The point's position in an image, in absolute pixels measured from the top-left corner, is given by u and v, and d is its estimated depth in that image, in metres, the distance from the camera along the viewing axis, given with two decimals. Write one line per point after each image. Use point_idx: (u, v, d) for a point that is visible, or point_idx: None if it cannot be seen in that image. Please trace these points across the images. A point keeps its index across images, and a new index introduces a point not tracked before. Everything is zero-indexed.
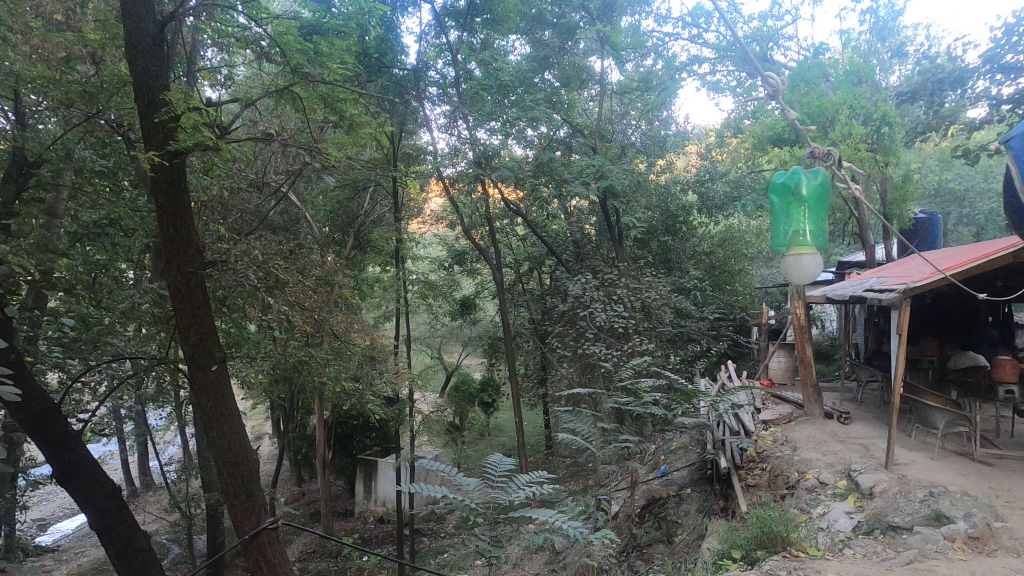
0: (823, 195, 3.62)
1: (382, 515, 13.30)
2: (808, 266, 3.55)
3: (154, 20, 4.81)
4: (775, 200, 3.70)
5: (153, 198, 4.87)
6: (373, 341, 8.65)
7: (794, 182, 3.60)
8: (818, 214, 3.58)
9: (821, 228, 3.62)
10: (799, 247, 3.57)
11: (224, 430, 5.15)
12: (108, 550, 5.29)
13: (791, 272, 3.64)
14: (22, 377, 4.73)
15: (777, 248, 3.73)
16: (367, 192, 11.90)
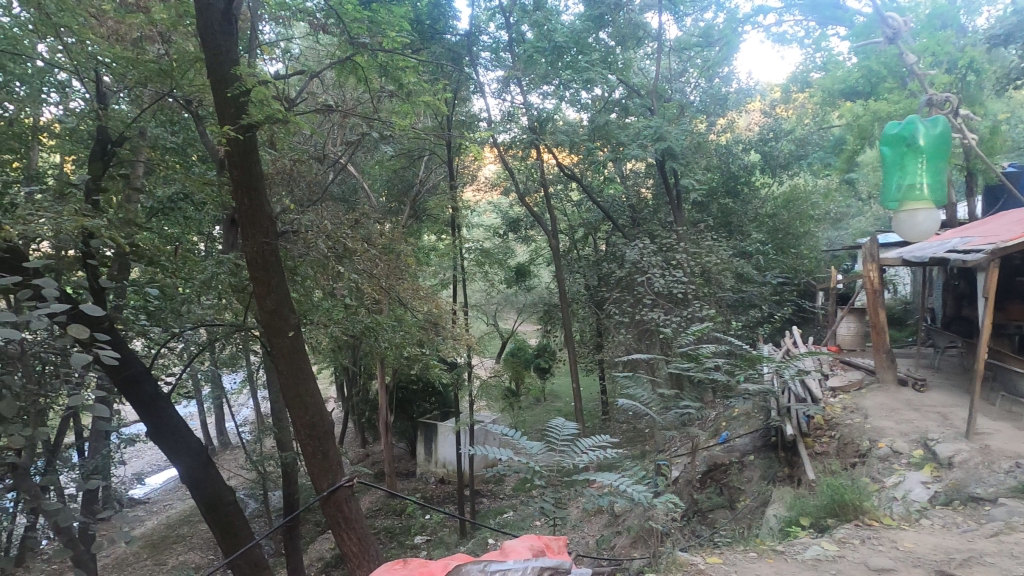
0: (941, 146, 3.62)
1: (443, 476, 13.76)
2: (923, 221, 3.61)
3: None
4: (887, 152, 3.75)
5: (227, 170, 5.06)
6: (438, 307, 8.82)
7: (910, 132, 3.62)
8: (936, 165, 3.60)
9: (938, 181, 3.65)
10: (914, 202, 3.63)
11: (300, 393, 5.41)
12: (198, 504, 5.67)
13: (904, 227, 3.71)
14: (117, 342, 5.08)
15: (888, 203, 3.78)
16: (422, 161, 12.08)
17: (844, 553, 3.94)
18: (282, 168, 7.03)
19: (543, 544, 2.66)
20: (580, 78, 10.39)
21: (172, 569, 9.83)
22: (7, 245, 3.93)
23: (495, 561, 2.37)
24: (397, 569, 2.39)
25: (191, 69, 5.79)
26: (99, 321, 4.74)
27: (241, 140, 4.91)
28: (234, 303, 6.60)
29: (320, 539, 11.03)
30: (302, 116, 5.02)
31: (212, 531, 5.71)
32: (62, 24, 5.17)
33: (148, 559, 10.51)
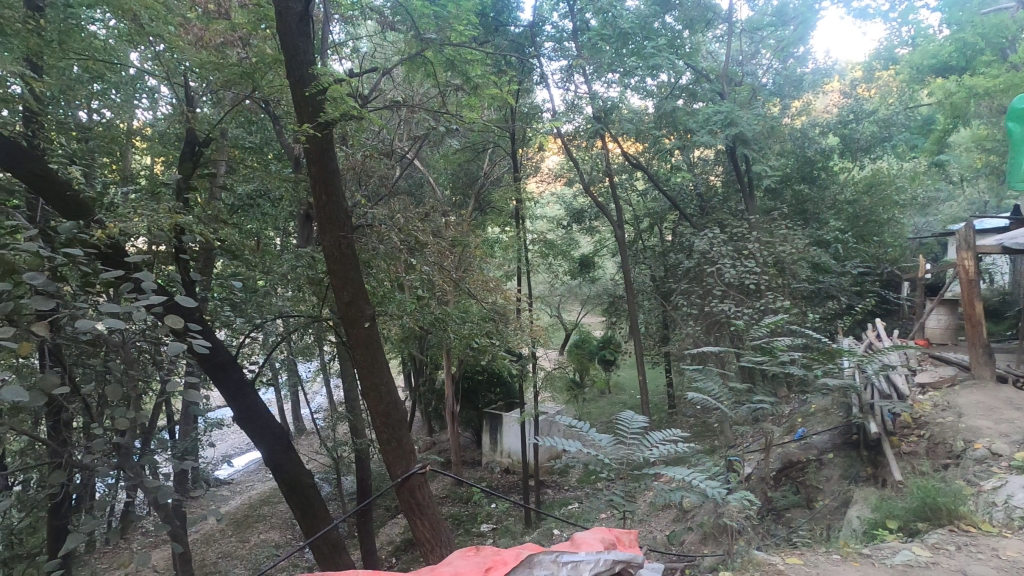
0: None
1: (508, 466, 13.90)
2: None
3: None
4: None
5: (305, 167, 5.26)
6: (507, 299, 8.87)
7: None
8: None
9: None
10: None
11: (375, 382, 5.56)
12: (280, 486, 5.96)
13: None
14: (207, 332, 5.41)
15: None
16: (486, 154, 12.20)
17: (938, 560, 3.70)
18: (354, 164, 7.26)
19: (613, 537, 2.64)
20: (645, 65, 10.09)
21: (255, 546, 10.42)
22: (111, 242, 4.24)
23: (567, 551, 2.36)
24: (470, 555, 2.42)
25: (270, 70, 6.06)
26: (191, 312, 5.05)
27: (319, 138, 5.09)
28: (311, 295, 6.88)
29: (390, 524, 11.40)
30: (375, 113, 5.17)
31: (293, 511, 6.00)
32: (153, 32, 5.50)
33: (232, 536, 11.19)
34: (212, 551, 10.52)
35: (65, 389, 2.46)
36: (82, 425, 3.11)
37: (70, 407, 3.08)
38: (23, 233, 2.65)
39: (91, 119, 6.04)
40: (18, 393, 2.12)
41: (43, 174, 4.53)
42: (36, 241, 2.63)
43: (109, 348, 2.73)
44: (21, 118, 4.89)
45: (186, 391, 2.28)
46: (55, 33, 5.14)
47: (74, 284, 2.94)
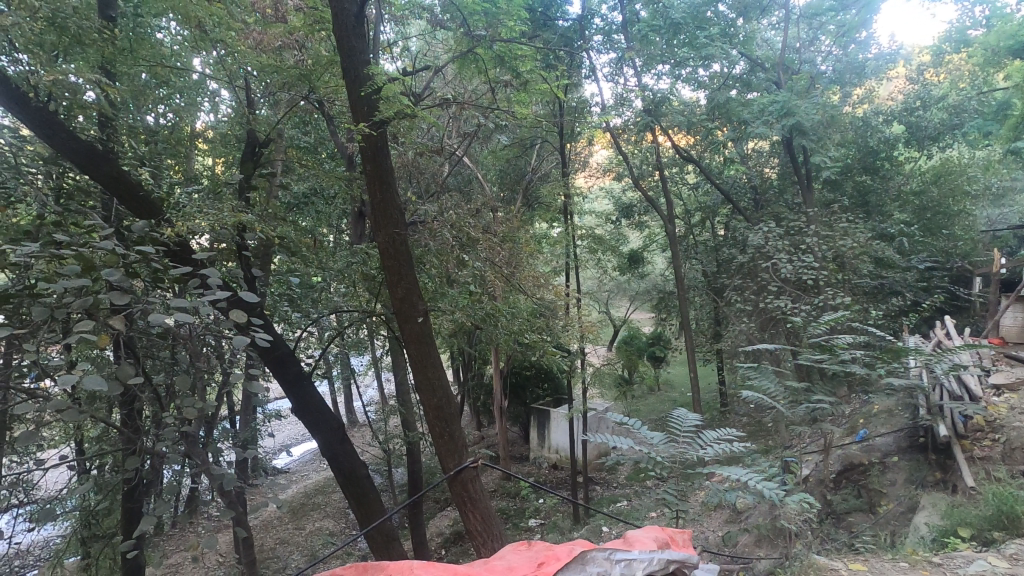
0: None
1: (556, 462, 13.89)
2: None
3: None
4: None
5: (361, 165, 5.39)
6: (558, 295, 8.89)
7: None
8: None
9: None
10: None
11: (428, 376, 5.62)
12: (336, 476, 6.13)
13: None
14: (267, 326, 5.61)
15: None
16: (534, 150, 12.25)
17: (1018, 572, 3.49)
18: (406, 161, 7.39)
19: (667, 536, 2.60)
20: (697, 55, 9.90)
21: (310, 534, 10.77)
22: (179, 239, 4.45)
23: (619, 549, 2.34)
24: (522, 550, 2.43)
25: (326, 70, 6.27)
26: (253, 307, 5.25)
27: (374, 136, 5.21)
28: (365, 291, 7.04)
29: (440, 516, 11.59)
30: (429, 110, 5.25)
31: (349, 502, 6.16)
32: (217, 38, 5.75)
33: (289, 523, 11.60)
34: (271, 537, 10.94)
35: (140, 379, 2.61)
36: (154, 414, 3.28)
37: (142, 396, 3.25)
38: (100, 230, 2.80)
39: (158, 123, 6.36)
40: (98, 381, 2.26)
41: (117, 176, 4.80)
42: (111, 239, 2.78)
43: (179, 340, 2.87)
44: (97, 123, 5.22)
45: (249, 379, 2.39)
46: (127, 42, 5.44)
47: (146, 279, 3.10)
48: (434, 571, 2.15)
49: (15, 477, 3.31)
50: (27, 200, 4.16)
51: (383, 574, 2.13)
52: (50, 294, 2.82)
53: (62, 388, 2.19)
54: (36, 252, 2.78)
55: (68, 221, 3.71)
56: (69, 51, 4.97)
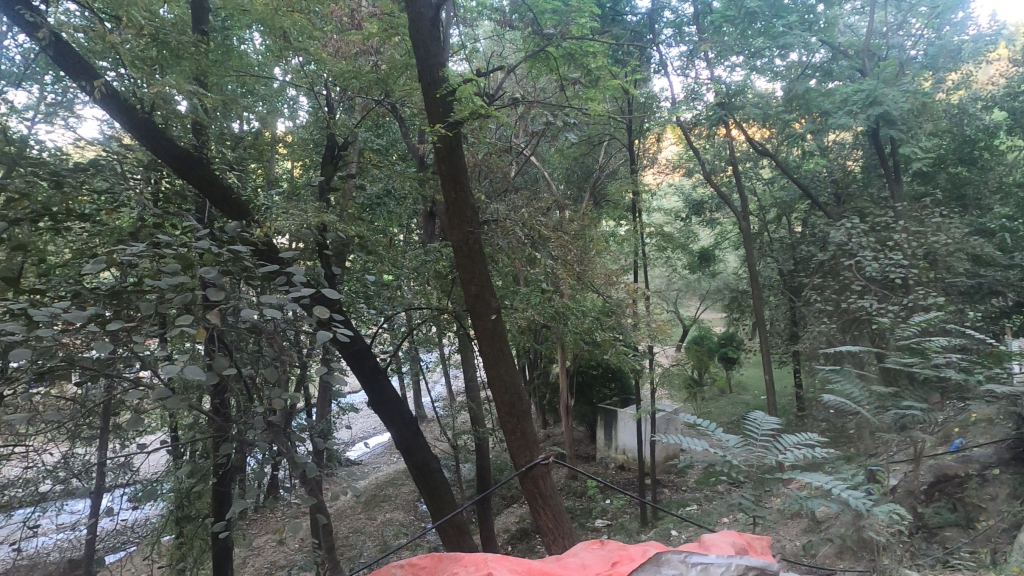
0: None
1: (623, 462, 13.72)
2: None
3: (430, 5, 5.30)
4: None
5: (436, 165, 5.51)
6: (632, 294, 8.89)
7: None
8: None
9: None
10: None
11: (500, 372, 5.67)
12: (410, 469, 6.29)
13: None
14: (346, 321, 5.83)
15: None
16: (602, 147, 12.15)
17: None
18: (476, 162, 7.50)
19: (745, 542, 2.53)
20: (774, 45, 9.52)
21: (382, 524, 11.12)
22: (265, 239, 4.71)
23: (696, 552, 2.29)
24: (595, 548, 2.41)
25: (401, 74, 6.47)
26: (333, 304, 5.47)
27: (450, 136, 5.31)
28: (436, 289, 7.19)
29: (507, 512, 11.68)
30: (502, 109, 5.30)
31: (420, 494, 6.30)
32: (299, 47, 6.03)
33: (362, 513, 12.02)
34: (345, 526, 11.35)
35: (232, 371, 2.77)
36: (244, 403, 3.49)
37: (234, 386, 3.46)
38: (198, 230, 3.01)
39: (244, 130, 6.74)
40: (196, 371, 2.43)
41: (210, 180, 5.15)
42: (208, 239, 2.99)
43: (266, 335, 3.04)
44: (191, 131, 5.53)
45: (334, 372, 2.50)
46: (219, 54, 5.81)
47: (238, 277, 3.30)
48: (508, 564, 2.16)
49: (121, 460, 3.59)
50: (131, 203, 4.51)
51: (459, 564, 2.17)
52: (153, 290, 3.05)
53: (166, 377, 2.37)
54: (141, 251, 3.01)
55: (168, 222, 4.00)
56: (167, 65, 5.37)
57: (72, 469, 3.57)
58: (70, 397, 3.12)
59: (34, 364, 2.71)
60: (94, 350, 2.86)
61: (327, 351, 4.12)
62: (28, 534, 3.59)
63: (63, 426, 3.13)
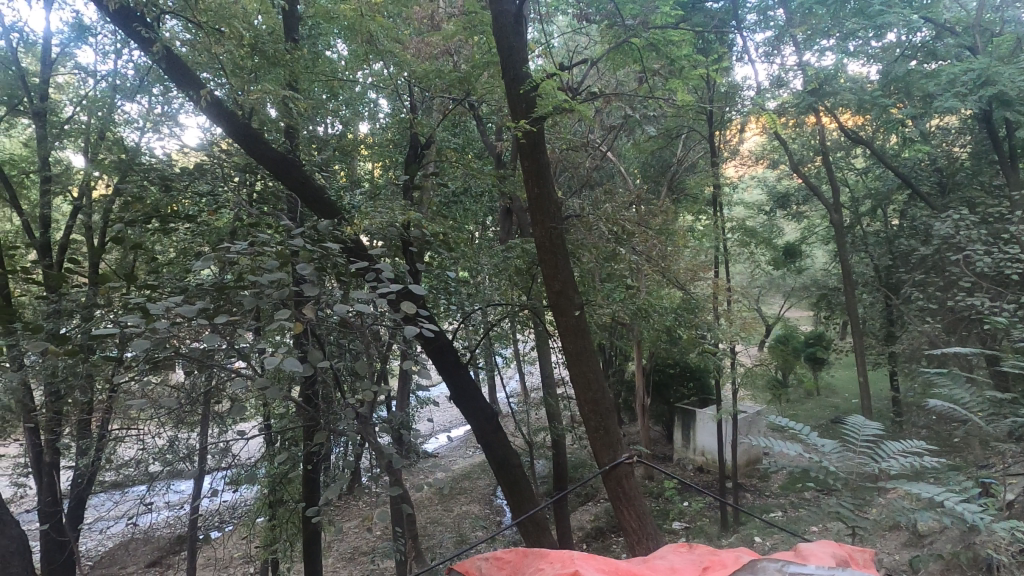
0: None
1: (702, 464, 13.33)
2: None
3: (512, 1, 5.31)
4: None
5: (520, 162, 5.55)
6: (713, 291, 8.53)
7: None
8: None
9: None
10: None
11: (583, 369, 5.60)
12: (491, 464, 6.36)
13: None
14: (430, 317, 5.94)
15: None
16: (680, 139, 11.85)
17: None
18: None
19: (846, 554, 2.39)
20: (870, 26, 8.89)
21: (458, 516, 11.35)
22: (354, 237, 4.87)
23: (793, 562, 2.19)
24: (682, 551, 2.36)
25: (482, 72, 6.55)
26: (419, 299, 5.48)
27: (533, 132, 5.32)
28: (514, 286, 7.22)
29: (582, 510, 11.62)
30: (586, 103, 5.25)
31: (502, 488, 6.36)
32: (384, 51, 6.23)
33: (439, 504, 12.32)
34: (423, 515, 11.67)
35: (327, 364, 2.89)
36: (335, 395, 3.62)
37: (326, 378, 3.60)
38: (294, 229, 3.14)
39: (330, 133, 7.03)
40: (293, 363, 2.54)
41: (303, 181, 5.35)
42: (304, 237, 3.12)
43: (358, 330, 3.15)
44: (285, 136, 5.81)
45: (422, 364, 2.57)
46: (309, 61, 6.08)
47: (331, 274, 3.43)
48: (594, 563, 2.14)
49: (221, 445, 3.83)
50: (230, 205, 4.79)
51: (544, 561, 2.18)
52: (254, 287, 3.22)
53: (268, 368, 2.50)
54: (243, 249, 3.19)
55: (265, 222, 4.23)
56: (265, 71, 5.66)
57: (178, 452, 3.84)
58: (178, 386, 3.35)
59: (149, 355, 2.93)
60: (201, 342, 3.04)
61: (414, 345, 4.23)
62: (141, 511, 3.91)
63: (173, 412, 3.37)
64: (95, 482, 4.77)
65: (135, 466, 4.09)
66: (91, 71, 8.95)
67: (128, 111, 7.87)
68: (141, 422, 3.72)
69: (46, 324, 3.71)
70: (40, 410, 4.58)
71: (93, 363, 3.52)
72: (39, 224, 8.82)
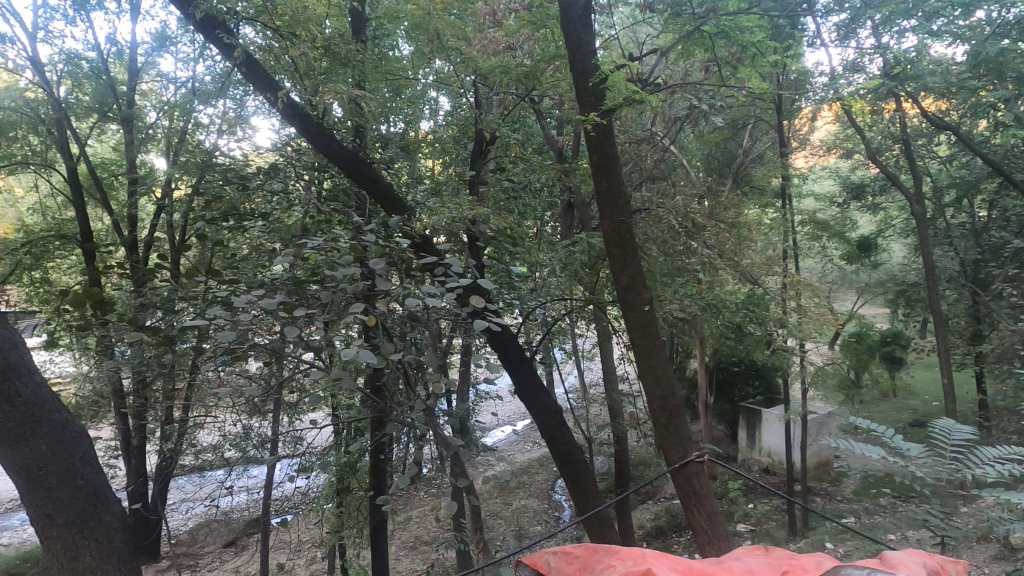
0: None
1: (768, 465, 12.90)
2: None
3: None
4: None
5: (588, 155, 5.50)
6: (782, 287, 8.24)
7: None
8: None
9: None
10: None
11: (652, 365, 5.47)
12: (555, 458, 6.36)
13: None
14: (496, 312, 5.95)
15: None
16: (746, 130, 11.47)
17: None
18: None
19: (936, 564, 2.27)
20: (959, 3, 8.31)
21: (517, 510, 11.40)
22: (422, 233, 4.95)
23: (880, 570, 2.09)
24: (759, 554, 2.29)
25: (547, 66, 6.53)
26: (485, 294, 5.51)
27: (603, 124, 5.28)
28: (575, 282, 7.19)
29: (642, 509, 11.45)
30: (658, 94, 5.16)
31: (565, 483, 6.36)
32: (451, 49, 6.31)
33: (498, 497, 12.43)
34: (484, 508, 11.78)
35: (399, 358, 2.95)
36: (403, 388, 3.70)
37: (394, 371, 3.69)
38: (371, 224, 3.22)
39: (395, 131, 7.19)
40: (368, 355, 2.60)
41: (372, 178, 5.45)
42: (380, 233, 3.20)
43: (429, 324, 3.20)
44: (354, 134, 5.99)
45: (492, 354, 2.62)
46: (378, 61, 6.23)
47: (403, 269, 3.50)
48: (667, 562, 2.11)
49: (292, 434, 3.95)
50: (302, 202, 4.97)
51: (615, 557, 2.16)
52: (331, 281, 3.33)
53: (345, 359, 2.56)
54: (320, 245, 3.30)
55: (338, 218, 4.38)
56: (336, 72, 5.82)
57: (252, 440, 3.99)
58: (254, 376, 3.47)
59: (231, 346, 3.06)
60: (278, 334, 3.16)
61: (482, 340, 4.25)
62: (221, 494, 4.12)
63: (252, 401, 3.52)
64: (176, 466, 5.03)
65: (213, 452, 4.28)
66: (171, 79, 9.48)
67: (206, 115, 8.29)
68: (220, 410, 3.90)
69: (134, 316, 3.92)
70: (129, 397, 4.87)
71: (178, 354, 3.72)
72: (127, 223, 9.41)
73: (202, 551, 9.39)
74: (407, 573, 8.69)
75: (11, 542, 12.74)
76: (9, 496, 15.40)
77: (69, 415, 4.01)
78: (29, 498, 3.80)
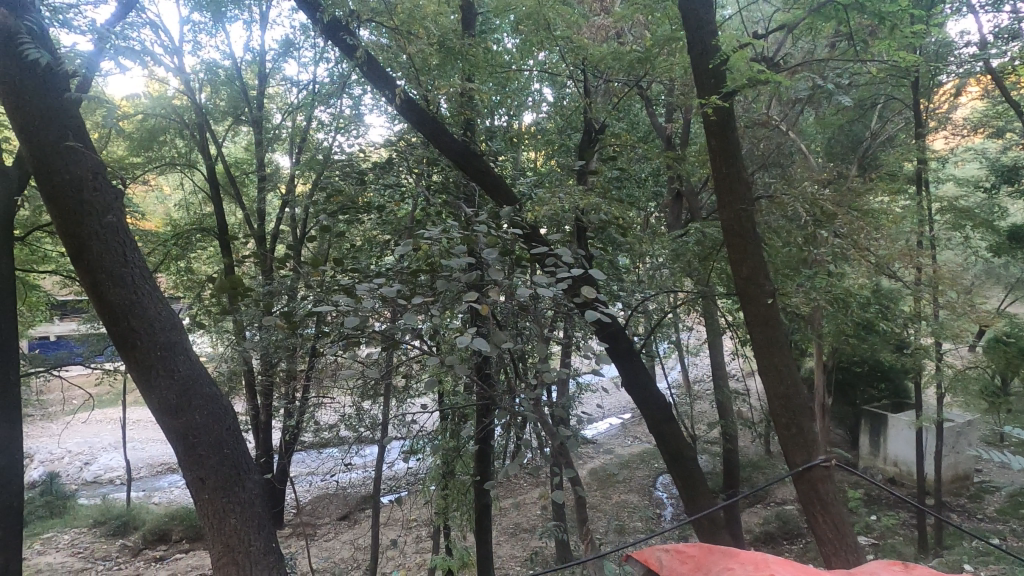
0: None
1: (893, 475, 11.89)
2: None
3: None
4: None
5: (706, 141, 5.27)
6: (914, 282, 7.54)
7: None
8: None
9: None
10: None
11: (773, 361, 5.18)
12: (663, 454, 6.22)
13: None
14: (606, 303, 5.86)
15: None
16: (875, 110, 10.51)
17: None
18: None
19: None
20: None
21: (618, 504, 11.29)
22: (530, 224, 5.00)
23: None
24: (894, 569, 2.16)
25: (660, 52, 6.33)
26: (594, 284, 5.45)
27: (723, 108, 5.04)
28: (682, 275, 6.97)
29: (750, 512, 10.94)
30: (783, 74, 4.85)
31: (673, 480, 6.21)
32: (559, 39, 6.28)
33: (597, 489, 12.38)
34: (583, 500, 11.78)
35: (510, 346, 3.01)
36: (510, 377, 3.77)
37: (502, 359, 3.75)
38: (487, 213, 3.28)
39: (502, 124, 7.28)
40: (483, 342, 2.68)
41: (483, 169, 5.50)
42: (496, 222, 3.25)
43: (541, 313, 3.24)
44: (464, 127, 6.12)
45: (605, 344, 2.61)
46: (487, 55, 6.31)
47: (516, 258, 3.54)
48: (791, 569, 2.02)
49: (403, 417, 4.11)
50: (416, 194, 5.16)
51: (734, 560, 2.09)
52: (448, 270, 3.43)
53: (461, 346, 2.65)
54: (438, 235, 3.41)
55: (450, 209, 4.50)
56: (449, 66, 5.97)
57: (368, 422, 4.24)
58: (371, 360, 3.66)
59: (354, 329, 3.24)
60: (397, 320, 3.31)
61: (591, 331, 4.24)
62: (341, 469, 4.42)
63: (370, 384, 3.72)
64: (299, 441, 5.41)
65: (332, 430, 4.55)
66: (295, 82, 10.16)
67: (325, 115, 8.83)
68: (341, 392, 4.15)
69: (266, 301, 4.23)
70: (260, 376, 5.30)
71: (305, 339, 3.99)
72: (257, 217, 10.26)
73: (320, 520, 10.14)
74: (507, 558, 8.90)
75: (161, 501, 14.38)
76: (160, 461, 17.37)
77: (216, 390, 4.44)
78: (185, 462, 4.24)
